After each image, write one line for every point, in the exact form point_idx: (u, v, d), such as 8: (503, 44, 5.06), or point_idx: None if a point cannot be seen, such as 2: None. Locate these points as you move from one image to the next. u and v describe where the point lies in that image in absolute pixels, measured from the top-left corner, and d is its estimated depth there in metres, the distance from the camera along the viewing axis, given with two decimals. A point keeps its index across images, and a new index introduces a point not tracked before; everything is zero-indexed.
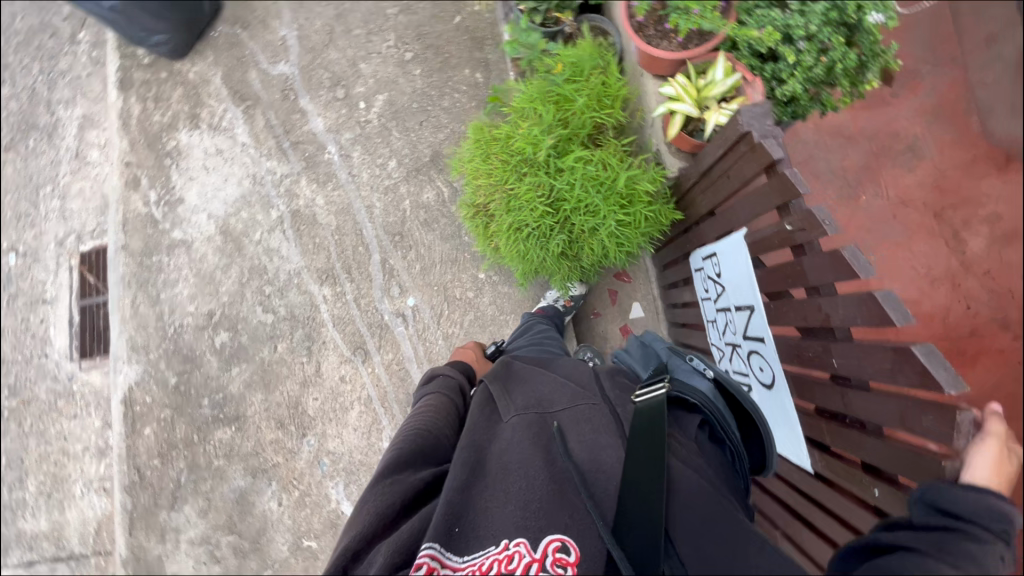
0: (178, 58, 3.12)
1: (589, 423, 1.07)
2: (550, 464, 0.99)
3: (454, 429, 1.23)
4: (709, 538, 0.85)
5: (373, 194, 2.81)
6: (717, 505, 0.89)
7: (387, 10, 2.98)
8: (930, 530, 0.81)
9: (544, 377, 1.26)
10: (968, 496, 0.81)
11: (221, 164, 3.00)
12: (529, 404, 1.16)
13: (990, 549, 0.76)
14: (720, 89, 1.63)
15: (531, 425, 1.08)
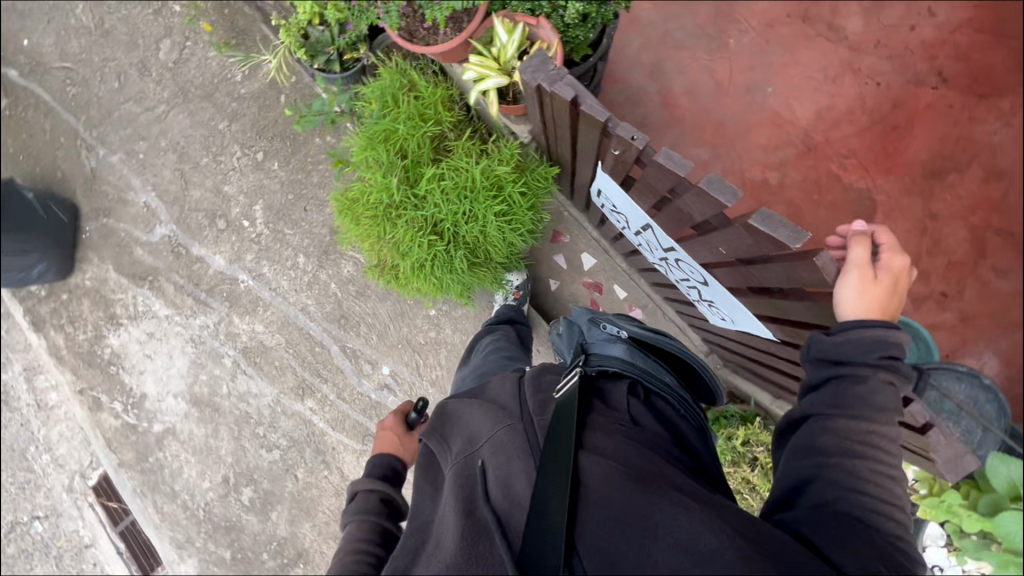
0: (68, 274, 3.12)
1: (505, 452, 1.05)
2: (466, 516, 0.99)
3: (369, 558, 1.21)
4: (621, 541, 0.86)
5: (301, 296, 2.82)
6: (638, 493, 0.90)
7: (218, 124, 2.92)
8: (827, 384, 0.95)
9: (472, 409, 1.22)
10: (848, 334, 0.94)
11: (159, 345, 3.01)
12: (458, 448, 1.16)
13: (870, 382, 0.90)
14: (513, 46, 1.60)
15: (456, 476, 1.08)
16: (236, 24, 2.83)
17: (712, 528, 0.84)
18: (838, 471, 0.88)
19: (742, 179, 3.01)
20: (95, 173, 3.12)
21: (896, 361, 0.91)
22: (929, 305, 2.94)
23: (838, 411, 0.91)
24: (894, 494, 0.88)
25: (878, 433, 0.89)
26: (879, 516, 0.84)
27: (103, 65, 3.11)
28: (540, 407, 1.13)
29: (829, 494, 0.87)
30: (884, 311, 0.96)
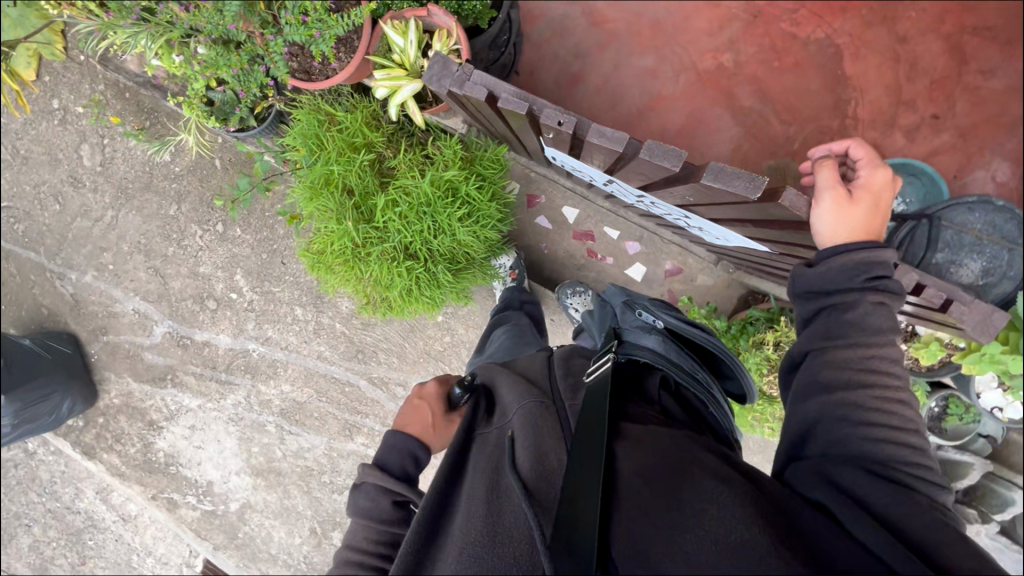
0: (94, 399, 3.15)
1: (534, 429, 1.06)
2: (495, 490, 0.99)
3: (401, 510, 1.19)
4: (653, 530, 0.81)
5: (313, 345, 2.83)
6: (670, 479, 0.87)
7: (167, 209, 2.84)
8: (819, 317, 0.99)
9: (504, 376, 1.27)
10: (830, 262, 0.98)
11: (205, 434, 3.07)
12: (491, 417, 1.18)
13: (861, 306, 0.94)
14: (413, 47, 1.51)
15: (487, 453, 1.08)
16: (141, 104, 2.70)
17: (748, 520, 0.77)
18: (842, 404, 0.89)
19: (697, 73, 2.86)
20: (77, 298, 3.08)
21: (882, 280, 0.96)
22: (924, 131, 2.80)
23: (833, 341, 0.94)
24: (900, 420, 0.89)
25: (874, 359, 0.92)
26: (883, 445, 0.86)
27: (37, 192, 3.02)
28: (571, 388, 1.16)
29: (837, 433, 0.88)
30: (866, 226, 1.02)
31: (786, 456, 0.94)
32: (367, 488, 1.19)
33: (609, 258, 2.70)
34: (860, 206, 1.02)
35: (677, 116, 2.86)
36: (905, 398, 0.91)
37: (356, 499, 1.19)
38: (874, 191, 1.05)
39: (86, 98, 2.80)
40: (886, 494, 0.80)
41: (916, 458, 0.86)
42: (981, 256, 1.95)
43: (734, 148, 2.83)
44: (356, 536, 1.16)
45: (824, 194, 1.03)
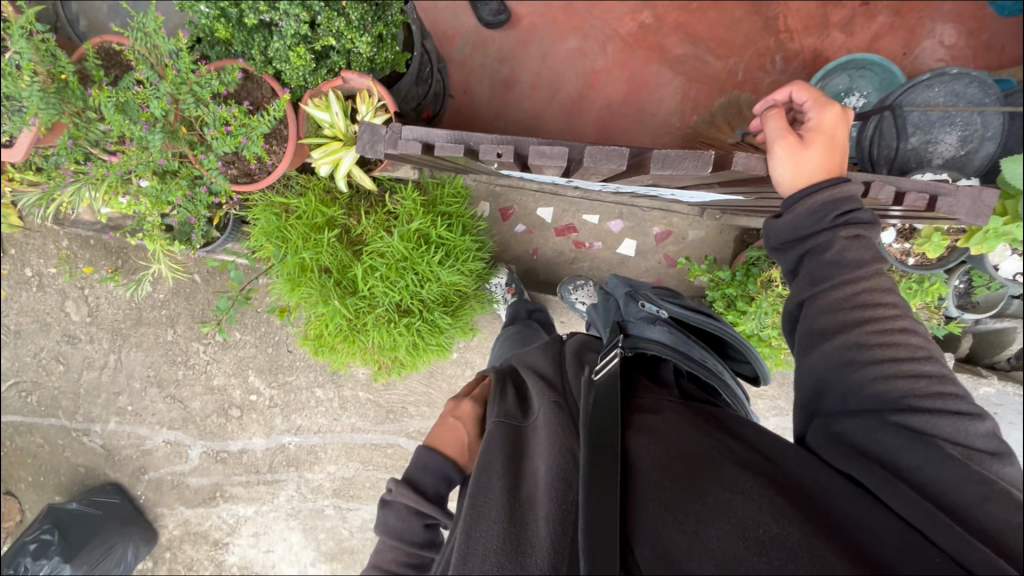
0: (155, 538, 3.13)
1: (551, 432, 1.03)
2: (514, 495, 0.96)
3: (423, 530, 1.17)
4: (682, 536, 0.78)
5: (344, 419, 2.84)
6: (690, 471, 0.84)
7: (166, 336, 2.85)
8: (802, 262, 0.98)
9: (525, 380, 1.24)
10: (794, 210, 0.98)
11: (270, 536, 3.06)
12: (506, 411, 1.14)
13: (835, 244, 0.93)
14: (340, 117, 1.52)
15: (498, 447, 1.05)
16: (108, 247, 2.73)
17: (776, 511, 0.75)
18: (843, 348, 0.87)
19: (623, 38, 2.85)
20: (107, 448, 3.06)
21: (851, 214, 0.95)
22: (859, 21, 2.78)
23: (822, 284, 0.92)
24: (907, 350, 0.86)
25: (862, 294, 0.90)
26: (896, 383, 0.83)
27: (37, 360, 3.01)
28: (585, 386, 1.08)
29: (845, 381, 0.86)
30: (825, 168, 1.01)
31: (801, 413, 0.93)
32: (400, 505, 1.17)
33: (597, 243, 2.68)
34: (813, 145, 1.01)
35: (617, 86, 2.86)
36: (906, 326, 0.88)
37: (385, 515, 1.18)
38: (824, 128, 1.05)
39: (55, 258, 2.83)
40: (906, 449, 0.78)
41: (933, 392, 0.83)
42: (955, 127, 1.91)
43: (683, 99, 2.83)
44: (384, 556, 1.15)
45: (774, 147, 1.03)
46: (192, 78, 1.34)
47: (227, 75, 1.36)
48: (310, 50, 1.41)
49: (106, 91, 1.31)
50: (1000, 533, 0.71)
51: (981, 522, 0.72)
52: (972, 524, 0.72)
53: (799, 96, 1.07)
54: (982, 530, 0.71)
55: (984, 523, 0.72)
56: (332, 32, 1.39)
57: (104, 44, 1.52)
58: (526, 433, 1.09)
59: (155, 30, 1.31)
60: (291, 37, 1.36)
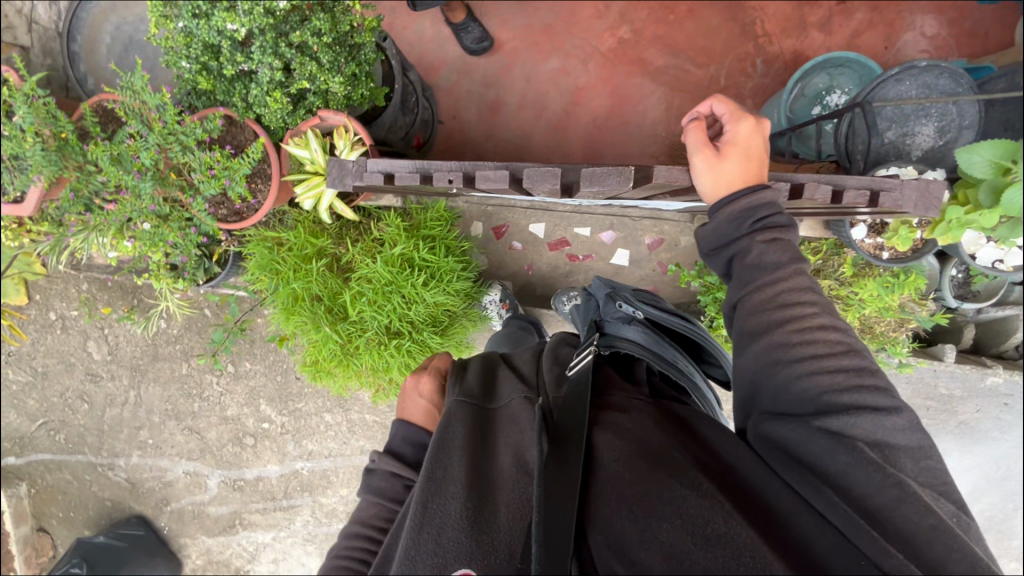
0: (180, 568, 3.21)
1: (515, 423, 1.01)
2: (473, 479, 0.93)
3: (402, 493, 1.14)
4: (632, 525, 0.80)
5: (353, 442, 2.90)
6: (646, 467, 0.86)
7: (181, 370, 2.96)
8: (732, 266, 1.01)
9: (497, 365, 1.18)
10: (716, 218, 1.02)
11: (289, 561, 3.12)
12: (471, 390, 1.07)
13: (753, 249, 0.96)
14: (320, 154, 1.60)
15: (461, 429, 1.00)
16: (124, 288, 2.87)
17: (725, 511, 0.78)
18: (768, 349, 0.89)
19: (603, 54, 2.92)
20: (131, 481, 3.17)
21: (767, 219, 0.98)
22: (837, 20, 2.80)
23: (745, 288, 0.94)
24: (825, 346, 0.87)
25: (784, 293, 0.92)
26: (816, 382, 0.84)
27: (63, 399, 3.15)
28: (556, 381, 1.07)
29: (770, 382, 0.88)
30: (741, 178, 1.04)
31: (740, 412, 0.96)
32: (383, 471, 1.14)
33: (590, 255, 2.72)
34: (728, 157, 1.05)
35: (601, 101, 2.92)
36: (825, 322, 0.89)
37: (367, 481, 1.15)
38: (739, 137, 1.08)
39: (76, 301, 2.97)
40: (830, 452, 0.81)
41: (852, 388, 0.84)
42: (931, 117, 1.93)
43: (666, 108, 2.88)
44: (365, 512, 1.14)
45: (692, 160, 1.07)
46: (178, 128, 1.44)
47: (210, 122, 1.46)
48: (287, 93, 1.51)
49: (100, 147, 1.43)
50: (913, 537, 0.75)
51: (897, 524, 0.76)
52: (888, 527, 0.76)
53: (718, 107, 1.10)
54: (899, 531, 0.75)
55: (899, 525, 0.76)
56: (305, 75, 1.48)
57: (100, 102, 1.64)
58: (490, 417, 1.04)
59: (142, 88, 1.41)
60: (268, 83, 1.45)
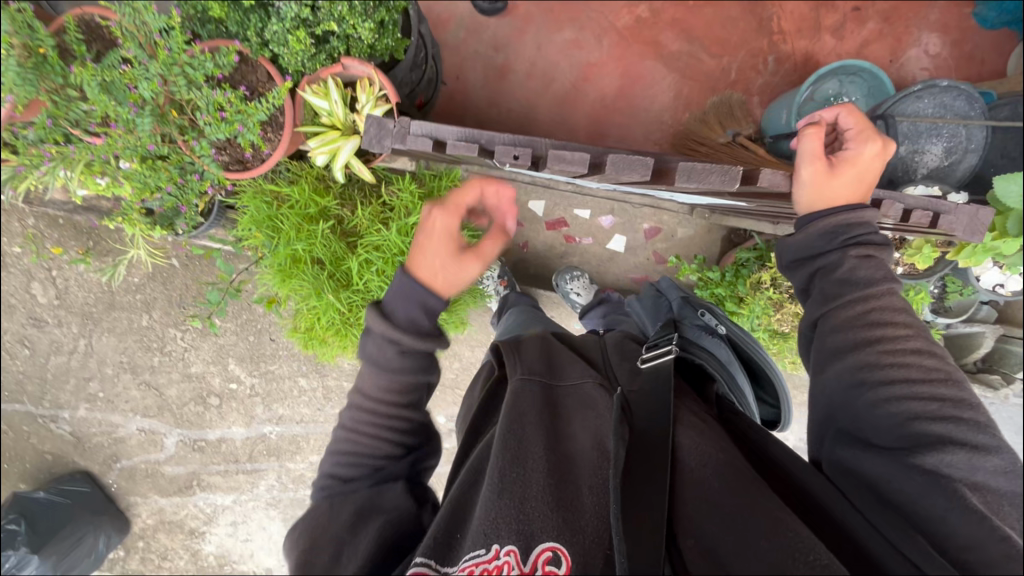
0: (128, 528, 3.04)
1: (592, 407, 1.10)
2: (553, 457, 0.97)
3: (402, 363, 1.13)
4: (731, 537, 0.82)
5: (328, 410, 2.81)
6: (741, 481, 0.89)
7: (142, 322, 2.74)
8: (816, 277, 1.13)
9: (561, 347, 1.28)
10: (812, 228, 1.14)
11: (249, 526, 3.01)
12: (536, 369, 1.16)
13: (845, 263, 1.08)
14: (340, 105, 1.47)
15: (534, 406, 1.06)
16: (78, 228, 2.60)
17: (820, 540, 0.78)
18: (855, 367, 0.99)
19: (619, 32, 2.82)
20: (77, 435, 2.93)
21: (859, 237, 1.10)
22: (850, 26, 2.82)
23: (834, 300, 1.05)
24: (915, 371, 0.96)
25: (874, 312, 1.03)
26: (904, 403, 0.93)
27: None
28: (630, 374, 1.16)
29: (855, 394, 0.97)
30: (847, 195, 1.14)
31: (820, 425, 1.04)
32: (377, 341, 1.14)
33: (588, 238, 2.67)
34: (840, 174, 1.13)
35: (611, 79, 2.84)
36: (917, 348, 0.98)
37: (365, 354, 1.16)
38: (860, 157, 1.14)
39: (20, 236, 2.66)
40: (924, 488, 0.85)
41: (946, 416, 0.92)
42: (941, 138, 1.97)
43: (676, 95, 2.84)
44: (367, 383, 1.15)
45: (801, 168, 1.15)
46: (184, 59, 1.28)
47: (223, 57, 1.31)
48: (311, 33, 1.38)
49: (90, 69, 1.24)
50: None
51: None
52: None
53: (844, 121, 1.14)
54: None
55: None
56: (333, 16, 1.35)
57: (85, 15, 1.44)
58: (562, 402, 1.11)
59: (144, 7, 1.23)
60: (291, 19, 1.30)
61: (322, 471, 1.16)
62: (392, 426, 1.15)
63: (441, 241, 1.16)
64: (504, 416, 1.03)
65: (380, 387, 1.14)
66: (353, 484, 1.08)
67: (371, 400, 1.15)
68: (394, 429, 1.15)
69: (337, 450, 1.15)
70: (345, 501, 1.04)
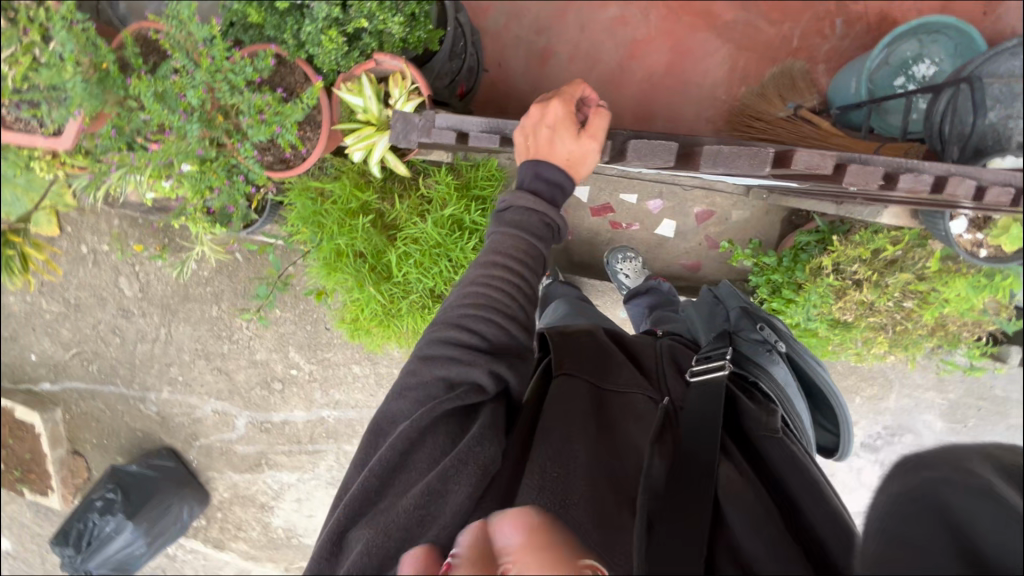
0: (207, 501, 3.31)
1: (640, 421, 1.02)
2: (596, 467, 0.90)
3: (538, 241, 1.18)
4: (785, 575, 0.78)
5: (380, 395, 2.93)
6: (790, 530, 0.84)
7: (212, 312, 2.96)
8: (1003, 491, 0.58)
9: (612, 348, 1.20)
10: None
11: (312, 502, 3.20)
12: (584, 367, 1.09)
13: None
14: (374, 101, 1.49)
15: (581, 406, 1.01)
16: (155, 226, 2.84)
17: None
18: None
19: (667, 4, 2.66)
20: (162, 415, 3.23)
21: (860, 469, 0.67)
22: None
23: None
24: None
25: None
26: None
27: (96, 331, 3.17)
28: (680, 387, 1.10)
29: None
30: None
31: None
32: (519, 208, 1.19)
33: (634, 224, 2.54)
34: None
35: (659, 56, 2.70)
36: None
37: (503, 217, 1.20)
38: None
39: (108, 236, 2.95)
40: None
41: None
42: None
43: (729, 69, 2.66)
44: (502, 244, 1.17)
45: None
46: (226, 65, 1.35)
47: (261, 61, 1.37)
48: (342, 33, 1.40)
49: (144, 81, 1.35)
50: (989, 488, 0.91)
51: None
52: None
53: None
54: None
55: None
56: (364, 13, 1.36)
57: (141, 31, 1.55)
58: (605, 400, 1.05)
59: (190, 18, 1.33)
60: (323, 19, 1.34)
61: (437, 328, 1.13)
62: (525, 304, 1.15)
63: (566, 123, 1.25)
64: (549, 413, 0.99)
65: (521, 256, 1.16)
66: (481, 363, 1.05)
67: (508, 267, 1.15)
68: (526, 307, 1.16)
69: (464, 310, 1.12)
70: (471, 366, 1.05)
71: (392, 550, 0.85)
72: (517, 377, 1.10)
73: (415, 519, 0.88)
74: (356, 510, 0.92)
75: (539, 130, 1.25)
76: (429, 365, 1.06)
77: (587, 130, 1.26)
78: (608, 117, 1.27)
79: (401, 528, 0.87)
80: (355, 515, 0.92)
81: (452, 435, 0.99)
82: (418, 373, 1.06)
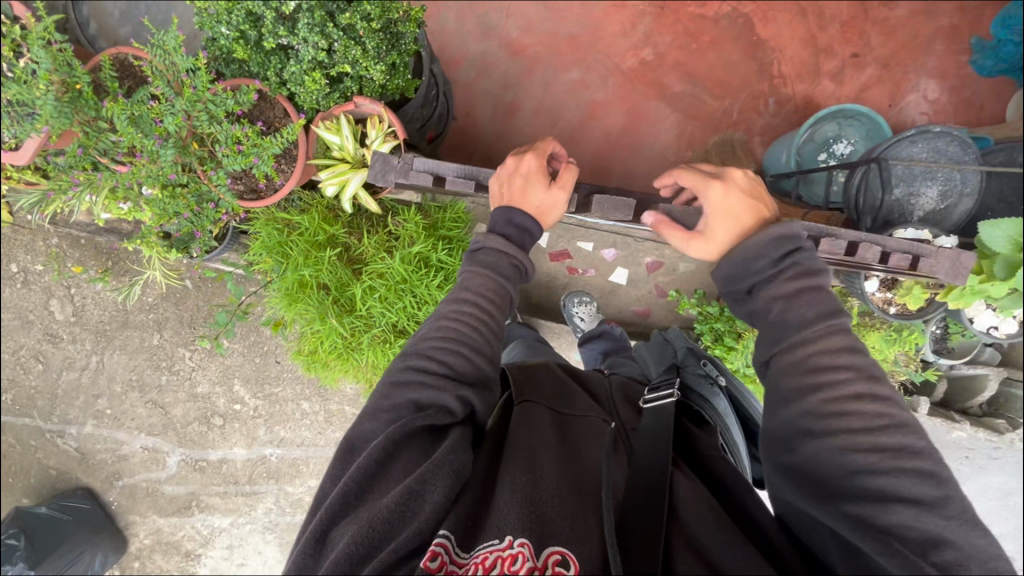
0: (125, 548, 3.03)
1: (595, 440, 1.13)
2: (561, 475, 1.01)
3: (507, 281, 1.26)
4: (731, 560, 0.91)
5: (328, 433, 2.83)
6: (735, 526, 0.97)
7: (152, 340, 2.81)
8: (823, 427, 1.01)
9: (568, 380, 1.32)
10: None
11: (245, 549, 3.00)
12: (544, 397, 1.20)
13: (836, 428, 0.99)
14: (350, 140, 1.57)
15: (545, 428, 1.11)
16: (98, 248, 2.72)
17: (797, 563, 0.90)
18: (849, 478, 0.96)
19: (624, 73, 2.92)
20: (82, 451, 2.97)
21: None
22: (849, 72, 2.90)
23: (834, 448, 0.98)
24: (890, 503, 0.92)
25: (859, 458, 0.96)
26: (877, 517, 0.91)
27: (15, 357, 2.92)
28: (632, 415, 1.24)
29: (789, 437, 1.02)
30: None
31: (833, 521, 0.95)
32: (490, 248, 1.28)
33: (590, 270, 2.67)
34: None
35: (616, 117, 2.93)
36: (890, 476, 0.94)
37: (476, 256, 1.28)
38: None
39: (43, 255, 2.78)
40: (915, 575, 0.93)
41: (916, 542, 0.87)
42: (935, 181, 2.02)
43: (678, 134, 2.91)
44: (474, 279, 1.24)
45: None
46: (208, 96, 1.40)
47: (243, 95, 1.43)
48: (326, 75, 1.47)
49: (121, 104, 1.36)
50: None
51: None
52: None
53: None
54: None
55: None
56: (348, 59, 1.42)
57: (120, 55, 1.58)
58: (566, 423, 1.16)
59: (174, 49, 1.36)
60: (308, 61, 1.40)
61: (410, 353, 1.17)
62: (495, 338, 1.20)
63: (538, 176, 1.36)
64: (516, 431, 1.09)
65: (492, 298, 1.22)
66: (451, 389, 1.09)
67: (478, 302, 1.21)
68: (495, 341, 1.21)
69: (437, 341, 1.16)
70: (443, 390, 1.09)
71: (378, 542, 0.91)
72: (484, 404, 1.14)
73: (395, 517, 0.93)
74: (335, 513, 0.96)
75: (512, 180, 1.36)
76: (402, 389, 1.10)
77: (557, 182, 1.37)
78: (578, 172, 1.38)
79: (384, 522, 0.92)
80: (334, 518, 0.96)
81: (426, 449, 1.04)
82: (392, 397, 1.10)
